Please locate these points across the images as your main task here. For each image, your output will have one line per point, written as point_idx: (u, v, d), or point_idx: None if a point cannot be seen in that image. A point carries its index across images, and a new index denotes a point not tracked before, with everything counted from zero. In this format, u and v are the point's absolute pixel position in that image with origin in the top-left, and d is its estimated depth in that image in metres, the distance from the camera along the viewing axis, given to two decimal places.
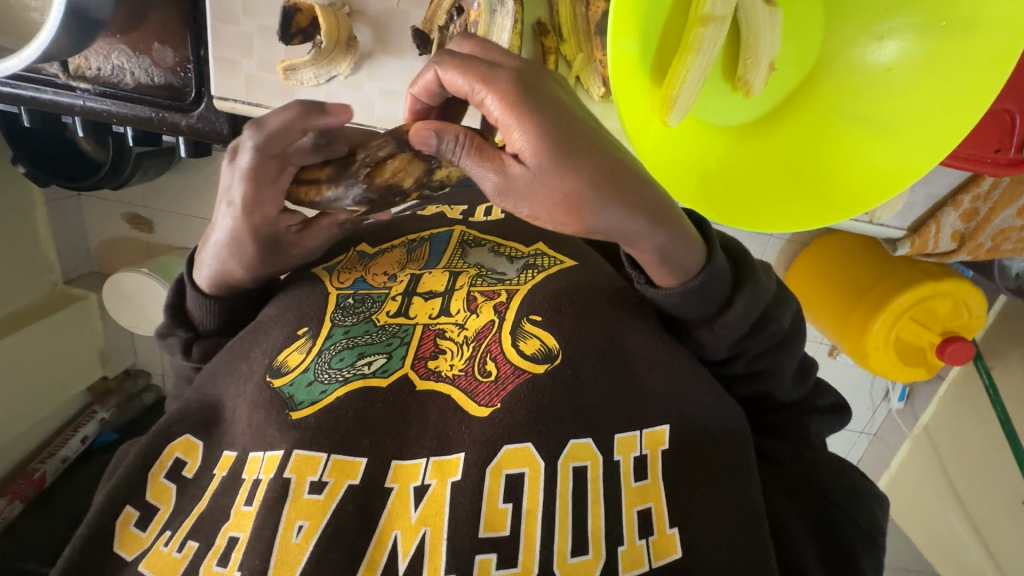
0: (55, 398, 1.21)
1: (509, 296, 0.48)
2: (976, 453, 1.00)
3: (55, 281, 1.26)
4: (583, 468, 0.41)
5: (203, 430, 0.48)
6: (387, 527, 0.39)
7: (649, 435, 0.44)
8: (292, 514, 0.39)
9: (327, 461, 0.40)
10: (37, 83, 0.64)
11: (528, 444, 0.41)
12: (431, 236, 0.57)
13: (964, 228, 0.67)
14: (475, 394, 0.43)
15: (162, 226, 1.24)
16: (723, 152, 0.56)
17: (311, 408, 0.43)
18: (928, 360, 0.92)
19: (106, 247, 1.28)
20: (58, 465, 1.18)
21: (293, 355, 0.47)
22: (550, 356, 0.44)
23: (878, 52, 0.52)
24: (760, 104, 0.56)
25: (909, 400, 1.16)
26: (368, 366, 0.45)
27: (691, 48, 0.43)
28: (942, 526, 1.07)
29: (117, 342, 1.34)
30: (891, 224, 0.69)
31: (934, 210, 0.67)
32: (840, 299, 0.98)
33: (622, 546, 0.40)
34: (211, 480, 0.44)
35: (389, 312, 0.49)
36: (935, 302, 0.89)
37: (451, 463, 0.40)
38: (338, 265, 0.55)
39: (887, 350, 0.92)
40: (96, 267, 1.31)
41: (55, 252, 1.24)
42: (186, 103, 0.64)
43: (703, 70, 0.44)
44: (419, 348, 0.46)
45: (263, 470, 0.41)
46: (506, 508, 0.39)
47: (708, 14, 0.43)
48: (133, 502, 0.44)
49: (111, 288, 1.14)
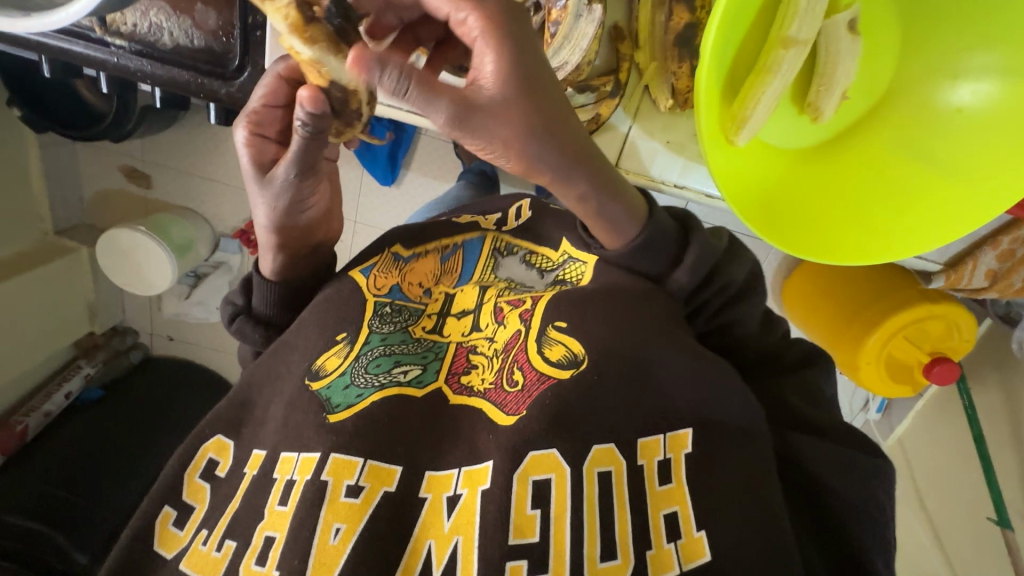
0: (42, 350, 1.17)
1: (533, 303, 0.50)
2: (945, 469, 1.04)
3: (45, 231, 1.21)
4: (607, 472, 0.42)
5: (234, 431, 0.49)
6: (422, 536, 0.40)
7: (671, 439, 0.43)
8: (329, 517, 0.40)
9: (363, 467, 0.42)
10: (67, 33, 0.60)
11: (554, 451, 0.41)
12: (464, 241, 0.60)
13: (999, 268, 0.68)
14: (503, 405, 0.45)
15: (160, 182, 1.20)
16: (783, 174, 0.57)
17: (347, 411, 0.45)
18: (915, 377, 0.94)
19: (98, 199, 1.24)
20: (42, 419, 1.16)
21: (332, 359, 0.48)
22: (576, 362, 0.45)
23: (953, 93, 0.53)
24: (824, 131, 0.57)
25: (887, 412, 1.21)
26: (404, 374, 0.47)
27: (768, 70, 0.45)
28: (907, 536, 1.12)
29: (107, 297, 1.32)
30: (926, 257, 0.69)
31: (973, 248, 0.68)
32: (837, 316, 1.00)
33: (650, 550, 0.40)
34: (241, 479, 0.45)
35: (425, 328, 0.52)
36: (929, 322, 0.90)
37: (480, 472, 0.41)
38: (374, 268, 0.56)
39: (877, 365, 0.94)
40: (87, 219, 1.27)
41: (47, 199, 1.19)
42: (228, 71, 0.61)
43: (776, 92, 0.45)
44: (452, 365, 0.49)
45: (298, 471, 0.42)
46: (535, 514, 0.39)
47: (791, 36, 0.44)
48: (172, 502, 0.45)
49: (106, 244, 1.10)
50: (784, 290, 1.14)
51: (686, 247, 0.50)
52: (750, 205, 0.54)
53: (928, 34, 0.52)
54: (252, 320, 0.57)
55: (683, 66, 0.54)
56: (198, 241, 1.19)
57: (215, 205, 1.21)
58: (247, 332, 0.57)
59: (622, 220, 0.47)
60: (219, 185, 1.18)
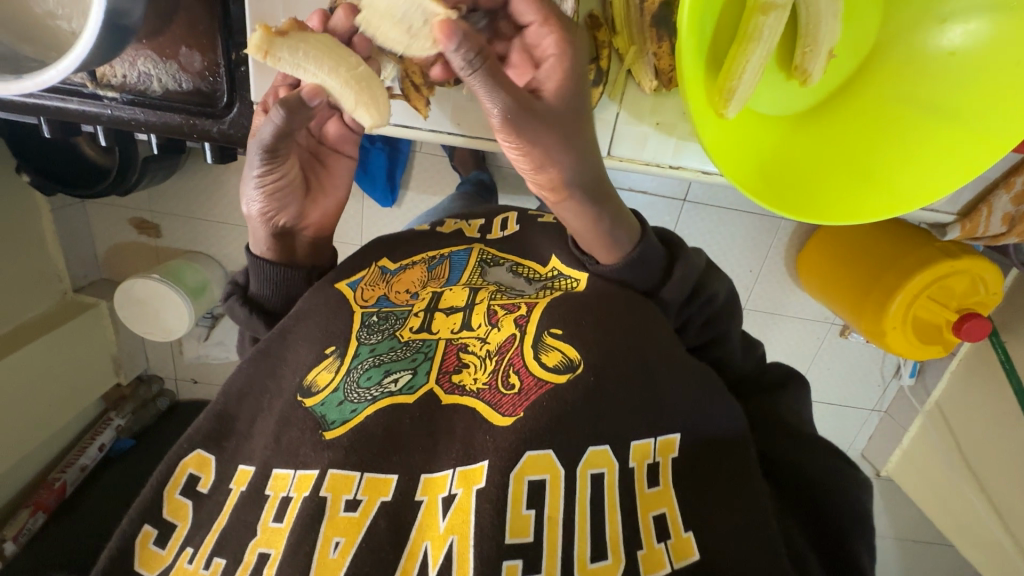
0: (69, 407, 1.20)
1: (529, 309, 0.51)
2: (987, 430, 1.01)
3: (65, 289, 1.24)
4: (600, 474, 0.42)
5: (214, 444, 0.50)
6: (417, 539, 0.40)
7: (662, 442, 0.45)
8: (328, 532, 0.41)
9: (361, 480, 0.43)
10: (62, 92, 0.62)
11: (549, 451, 0.42)
12: (451, 252, 0.61)
13: (1017, 211, 0.66)
14: (499, 405, 0.45)
15: (168, 229, 1.23)
16: (779, 140, 0.57)
17: (343, 428, 0.45)
18: (945, 337, 0.93)
19: (114, 253, 1.28)
20: (78, 474, 1.18)
21: (322, 374, 0.50)
22: (572, 367, 0.46)
23: (941, 36, 0.52)
24: (813, 94, 0.56)
25: (921, 376, 1.17)
26: (395, 383, 0.47)
27: (751, 36, 0.44)
28: (960, 505, 1.06)
29: (130, 348, 1.35)
30: (939, 208, 0.69)
31: (984, 194, 0.67)
32: (856, 285, 0.98)
33: (642, 550, 0.41)
34: (228, 495, 0.46)
35: (413, 328, 0.52)
36: (952, 279, 0.88)
37: (475, 473, 0.41)
38: (362, 280, 0.58)
39: (905, 330, 0.92)
40: (106, 274, 1.31)
41: (63, 258, 1.22)
42: (218, 108, 0.63)
43: (763, 58, 0.45)
44: (443, 363, 0.48)
45: (293, 488, 0.44)
46: (530, 514, 0.40)
47: (769, 2, 0.43)
48: (150, 522, 0.46)
49: (123, 295, 1.13)
50: (799, 260, 1.11)
51: (674, 262, 0.55)
52: (749, 176, 0.54)
53: None
54: (243, 300, 0.60)
55: (663, 45, 0.54)
56: (211, 282, 1.22)
57: (224, 245, 1.23)
58: (238, 311, 0.60)
59: (620, 241, 0.52)
60: (224, 226, 1.21)
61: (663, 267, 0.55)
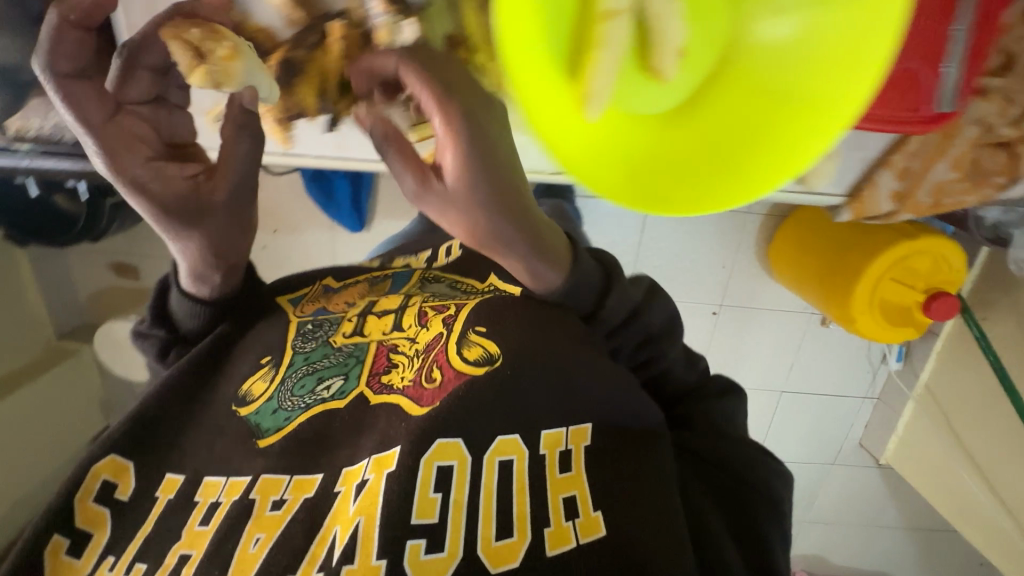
0: (57, 452, 1.24)
1: (456, 309, 0.54)
2: (977, 412, 1.00)
3: (50, 336, 1.30)
4: (508, 461, 0.44)
5: (135, 450, 0.48)
6: (330, 524, 0.42)
7: (573, 432, 0.47)
8: (253, 528, 0.42)
9: (289, 481, 0.45)
10: None
11: (458, 440, 0.44)
12: (394, 273, 0.65)
13: (901, 187, 0.67)
14: (420, 399, 0.47)
15: (145, 271, 1.25)
16: (653, 139, 0.39)
17: (276, 435, 0.48)
18: (915, 319, 0.92)
19: (95, 298, 1.30)
20: None
21: (257, 383, 0.52)
22: (491, 359, 0.48)
23: (769, 29, 0.39)
24: (683, 81, 0.39)
25: (907, 360, 1.16)
26: (327, 390, 0.50)
27: (600, 39, 0.34)
28: (955, 487, 1.06)
29: None
30: (826, 191, 0.70)
31: (870, 171, 0.67)
32: (825, 272, 0.98)
33: (548, 527, 0.42)
34: (154, 503, 0.46)
35: (346, 333, 0.55)
36: (914, 260, 0.89)
37: (389, 456, 0.44)
38: (302, 298, 0.61)
39: (873, 313, 0.92)
40: (86, 318, 1.32)
41: (44, 305, 1.28)
42: None
43: (618, 57, 0.34)
44: (374, 365, 0.51)
45: (224, 493, 0.45)
46: (435, 498, 0.42)
47: (609, 6, 0.34)
48: (61, 531, 0.44)
49: (103, 337, 1.16)
50: (771, 254, 1.11)
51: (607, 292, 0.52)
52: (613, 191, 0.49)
53: None
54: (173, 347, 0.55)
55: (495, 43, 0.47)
56: None
57: None
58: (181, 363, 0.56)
59: (546, 273, 0.47)
60: None
61: (596, 296, 0.52)
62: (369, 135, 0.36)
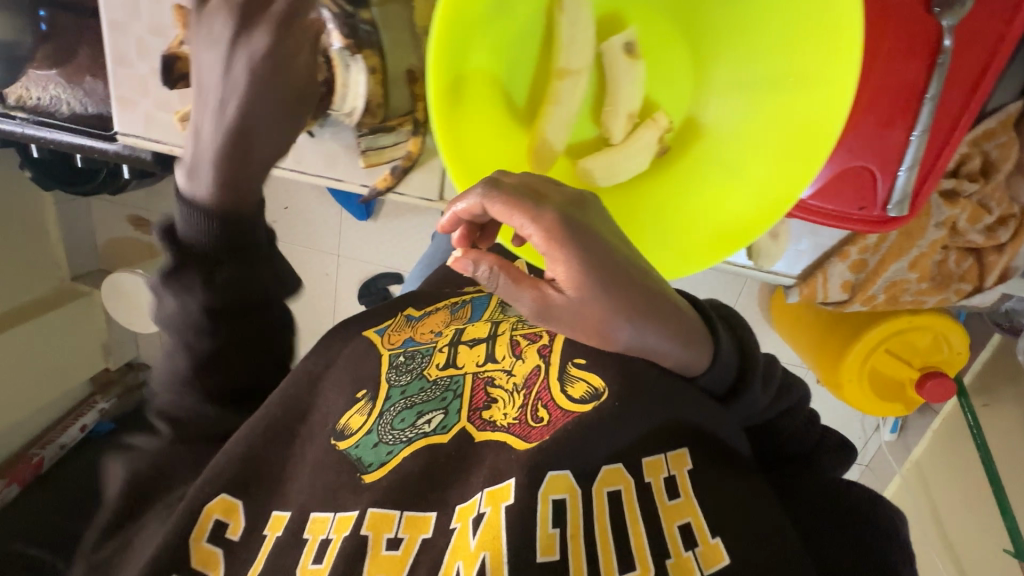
0: (50, 389, 1.21)
1: (551, 339, 0.58)
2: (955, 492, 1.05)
3: (62, 277, 1.26)
4: (615, 491, 0.49)
5: (239, 490, 0.57)
6: (452, 559, 0.47)
7: (673, 457, 0.51)
8: (373, 569, 0.49)
9: (400, 519, 0.51)
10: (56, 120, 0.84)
11: (568, 473, 0.48)
12: (472, 298, 0.70)
13: (854, 279, 0.78)
14: (527, 436, 0.51)
15: None
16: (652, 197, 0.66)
17: (381, 469, 0.55)
18: (906, 394, 0.97)
19: (111, 246, 1.27)
20: (57, 451, 1.19)
21: (355, 418, 0.60)
22: (597, 395, 0.51)
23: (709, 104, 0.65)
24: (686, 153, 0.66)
25: (901, 431, 1.22)
26: (429, 424, 0.57)
27: (553, 97, 0.60)
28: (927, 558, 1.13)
29: (121, 335, 1.34)
30: (782, 272, 0.80)
31: (823, 260, 0.78)
32: (822, 335, 1.02)
33: (670, 558, 0.46)
34: (263, 541, 0.54)
35: (439, 365, 0.62)
36: (912, 334, 0.93)
37: (503, 490, 0.48)
38: (387, 328, 0.69)
39: (860, 381, 0.97)
40: (101, 265, 1.30)
41: (62, 248, 1.24)
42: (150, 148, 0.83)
43: (565, 112, 0.61)
44: (472, 400, 0.57)
45: (332, 531, 0.52)
46: (554, 533, 0.46)
47: (564, 70, 0.60)
48: (178, 570, 0.52)
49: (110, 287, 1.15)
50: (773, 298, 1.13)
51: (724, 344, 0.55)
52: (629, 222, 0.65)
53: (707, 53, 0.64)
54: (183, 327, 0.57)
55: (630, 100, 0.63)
56: None
57: None
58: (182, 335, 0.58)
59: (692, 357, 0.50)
60: None
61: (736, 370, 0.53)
62: (479, 275, 0.38)
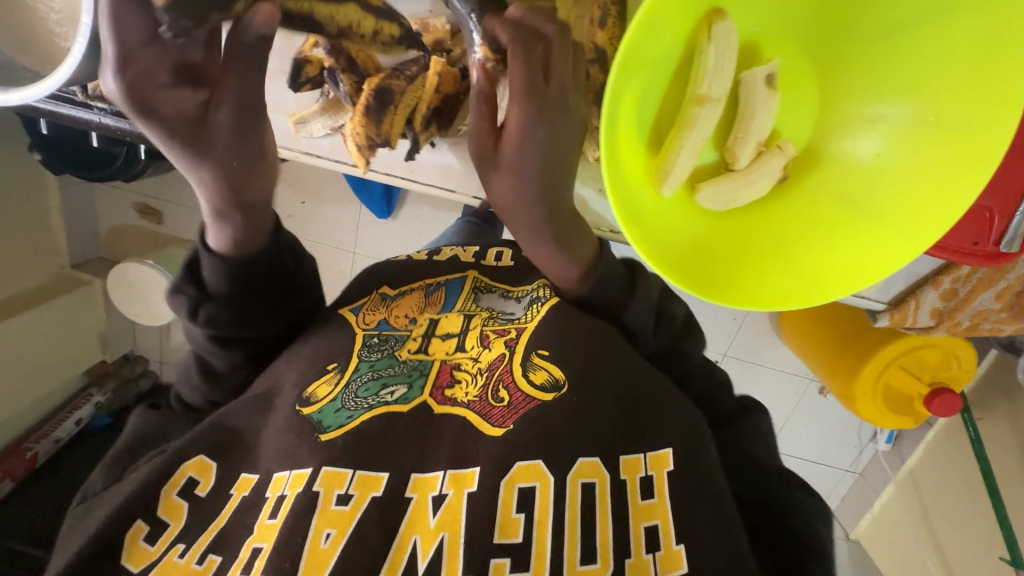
0: (51, 378, 1.24)
1: (518, 332, 0.57)
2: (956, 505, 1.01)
3: (62, 264, 1.29)
4: (590, 484, 0.47)
5: (219, 453, 0.52)
6: (407, 532, 0.45)
7: (652, 458, 0.49)
8: (321, 523, 0.45)
9: (353, 476, 0.48)
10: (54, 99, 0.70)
11: (539, 461, 0.47)
12: (447, 280, 0.68)
13: (942, 307, 0.68)
14: (488, 416, 0.51)
15: (169, 217, 1.26)
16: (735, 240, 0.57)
17: (338, 431, 0.51)
18: (915, 408, 0.93)
19: (113, 234, 1.32)
20: (52, 445, 1.21)
21: (322, 387, 0.55)
22: (557, 386, 0.52)
23: (860, 143, 0.54)
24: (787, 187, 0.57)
25: (896, 442, 1.17)
26: (391, 395, 0.54)
27: (686, 123, 0.49)
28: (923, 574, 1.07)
29: (118, 327, 1.37)
30: (871, 296, 0.71)
31: (915, 287, 0.69)
32: (832, 345, 0.99)
33: (629, 558, 0.45)
34: (229, 499, 0.50)
35: (411, 349, 0.59)
36: (926, 351, 0.89)
37: (467, 476, 0.47)
38: (363, 307, 0.64)
39: (874, 395, 0.93)
40: (102, 253, 1.34)
41: (63, 234, 1.27)
42: None
43: (695, 142, 0.49)
44: (437, 379, 0.55)
45: (289, 487, 0.48)
46: (518, 518, 0.45)
47: (702, 94, 0.48)
48: (143, 518, 0.49)
49: (115, 278, 1.17)
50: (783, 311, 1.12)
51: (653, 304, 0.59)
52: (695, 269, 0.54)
53: (840, 74, 0.54)
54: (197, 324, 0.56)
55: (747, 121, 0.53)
56: None
57: None
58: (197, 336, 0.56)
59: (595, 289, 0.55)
60: None
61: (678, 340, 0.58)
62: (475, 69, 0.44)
